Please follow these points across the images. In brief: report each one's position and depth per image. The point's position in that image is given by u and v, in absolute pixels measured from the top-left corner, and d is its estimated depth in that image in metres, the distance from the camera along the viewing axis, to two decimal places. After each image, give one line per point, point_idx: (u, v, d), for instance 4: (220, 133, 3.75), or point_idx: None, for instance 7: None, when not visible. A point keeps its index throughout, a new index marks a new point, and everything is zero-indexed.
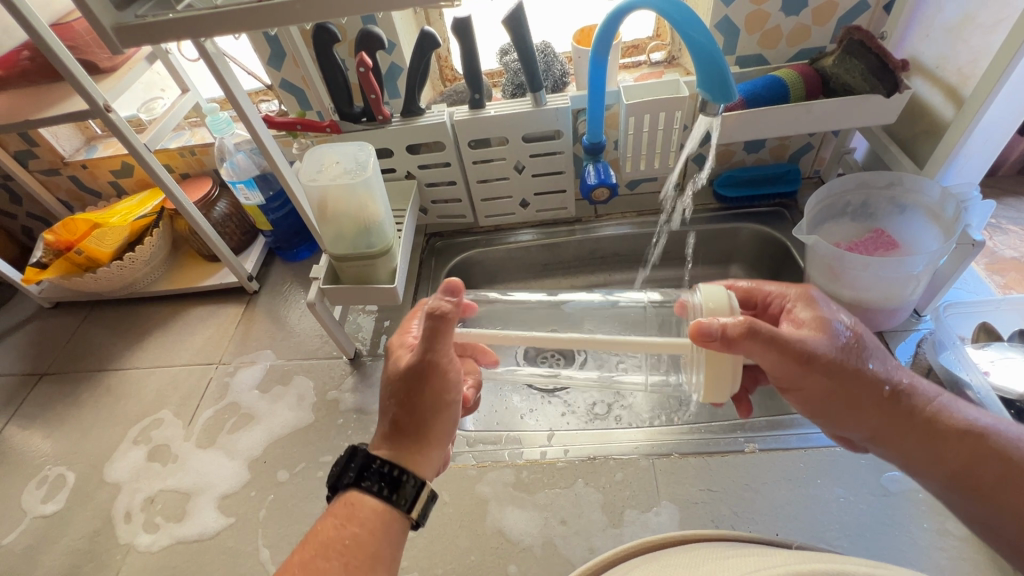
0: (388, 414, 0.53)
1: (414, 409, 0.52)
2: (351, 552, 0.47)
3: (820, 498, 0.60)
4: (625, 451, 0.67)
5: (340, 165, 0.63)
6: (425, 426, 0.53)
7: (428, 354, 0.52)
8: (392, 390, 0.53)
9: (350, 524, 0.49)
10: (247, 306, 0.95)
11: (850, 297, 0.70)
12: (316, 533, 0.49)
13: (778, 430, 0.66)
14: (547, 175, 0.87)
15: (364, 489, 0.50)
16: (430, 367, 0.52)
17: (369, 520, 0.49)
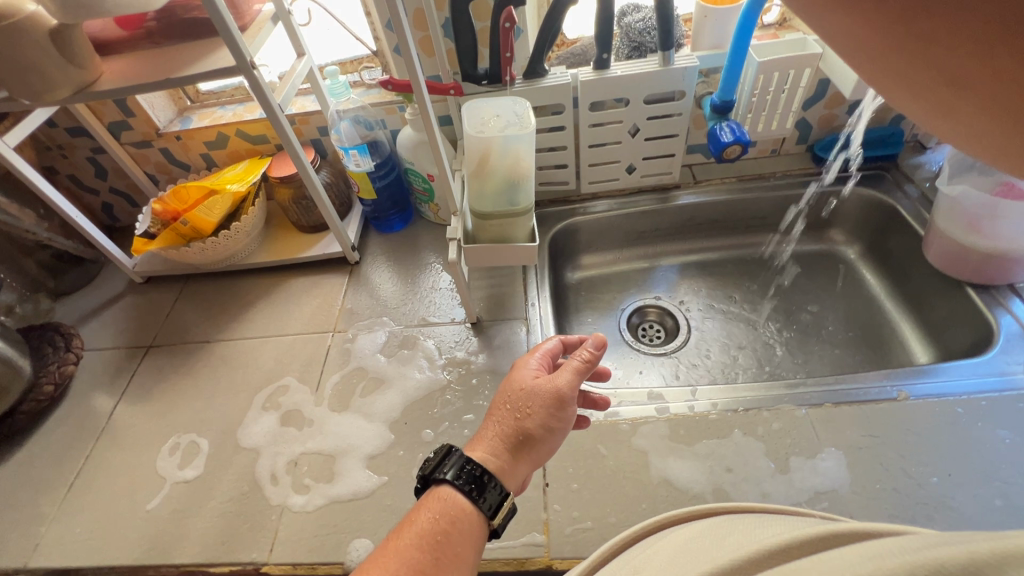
0: (500, 426, 0.55)
1: (533, 427, 0.55)
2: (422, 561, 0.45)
3: (985, 439, 0.61)
4: (775, 401, 0.68)
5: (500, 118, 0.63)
6: (535, 443, 0.55)
7: (561, 389, 0.56)
8: (515, 407, 0.56)
9: (427, 528, 0.48)
10: (352, 276, 0.95)
11: (988, 247, 0.71)
12: (393, 531, 0.48)
13: (925, 377, 0.68)
14: (659, 139, 0.88)
15: (451, 493, 0.50)
16: (556, 402, 0.56)
17: (449, 527, 0.48)
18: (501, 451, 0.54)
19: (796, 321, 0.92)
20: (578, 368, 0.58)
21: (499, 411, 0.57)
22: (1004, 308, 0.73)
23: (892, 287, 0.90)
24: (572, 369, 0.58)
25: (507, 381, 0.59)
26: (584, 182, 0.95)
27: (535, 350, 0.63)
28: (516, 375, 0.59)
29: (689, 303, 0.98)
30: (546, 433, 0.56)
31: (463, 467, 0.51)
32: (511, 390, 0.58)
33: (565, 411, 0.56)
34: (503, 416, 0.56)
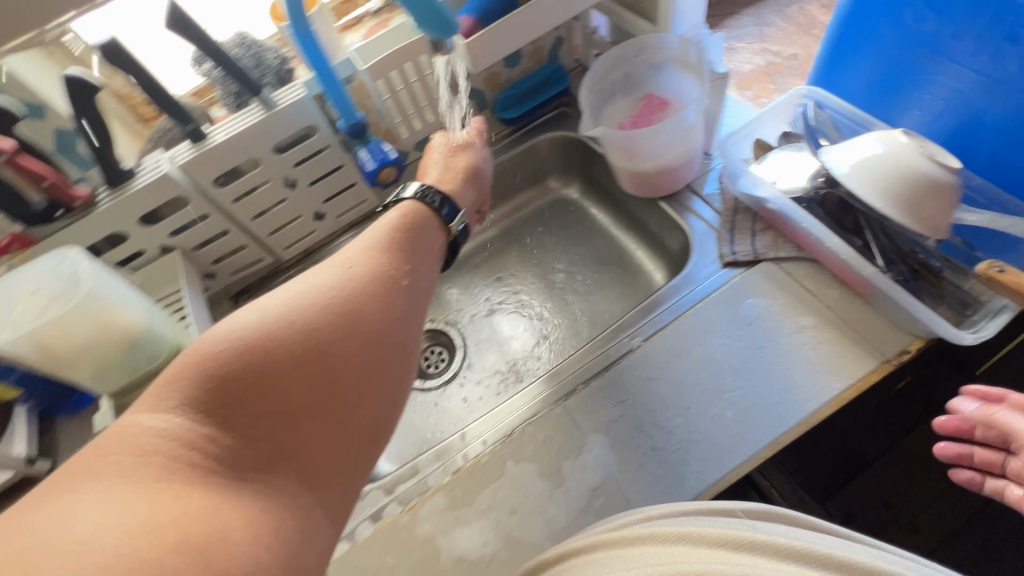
0: (368, 256, 0.47)
1: (401, 255, 0.49)
2: (343, 325, 0.42)
3: (707, 355, 0.64)
4: (538, 408, 0.65)
5: (43, 292, 0.50)
6: (404, 266, 0.48)
7: (418, 223, 0.52)
8: (385, 239, 0.49)
9: (312, 298, 0.42)
10: None
11: (654, 168, 0.73)
12: (325, 282, 0.44)
13: (650, 315, 0.69)
14: (325, 178, 0.76)
15: (341, 280, 0.44)
16: (419, 230, 0.52)
17: (359, 294, 0.44)
18: (382, 267, 0.46)
19: (555, 286, 0.93)
20: (412, 212, 0.53)
21: (352, 246, 0.48)
22: (692, 211, 0.77)
23: (616, 214, 0.93)
24: (409, 212, 0.53)
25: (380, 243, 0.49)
26: (280, 250, 0.81)
27: (400, 202, 0.54)
28: (373, 223, 0.51)
29: (459, 313, 0.94)
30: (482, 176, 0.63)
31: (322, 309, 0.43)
32: (394, 224, 0.51)
33: (424, 234, 0.52)
34: (364, 244, 0.48)
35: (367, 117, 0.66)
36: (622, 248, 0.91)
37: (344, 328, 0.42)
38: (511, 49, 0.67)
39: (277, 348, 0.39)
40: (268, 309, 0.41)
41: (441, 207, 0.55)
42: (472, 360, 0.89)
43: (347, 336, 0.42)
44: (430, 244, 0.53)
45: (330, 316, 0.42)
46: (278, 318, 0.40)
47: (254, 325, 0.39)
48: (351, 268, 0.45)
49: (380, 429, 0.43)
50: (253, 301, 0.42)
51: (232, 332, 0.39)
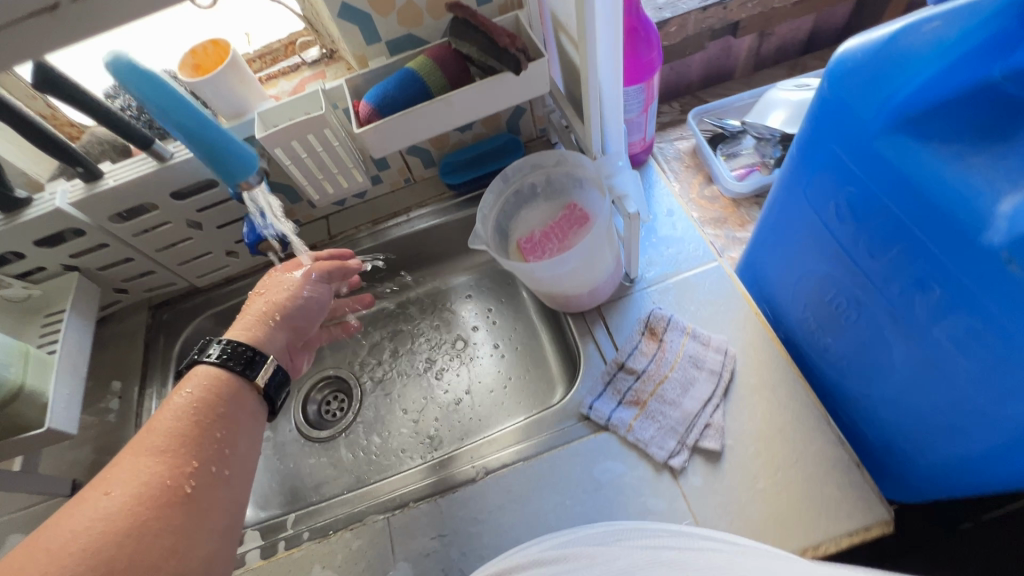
0: (144, 464, 0.46)
1: (188, 452, 0.48)
2: (111, 566, 0.40)
3: (540, 511, 0.60)
4: (364, 514, 0.64)
5: None
6: (191, 464, 0.48)
7: (215, 400, 0.53)
8: (168, 437, 0.48)
9: (79, 535, 0.41)
10: None
11: (551, 288, 0.67)
12: (107, 491, 0.44)
13: (506, 445, 0.66)
14: (234, 223, 0.76)
15: (108, 507, 0.43)
16: (218, 409, 0.53)
17: (124, 530, 0.42)
18: (156, 477, 0.46)
19: (464, 362, 0.90)
20: (207, 385, 0.54)
21: (122, 462, 0.46)
22: (593, 340, 0.71)
23: (539, 300, 0.88)
24: (203, 388, 0.53)
25: (173, 427, 0.49)
26: (193, 278, 0.83)
27: (195, 369, 0.55)
28: (160, 412, 0.51)
29: (369, 364, 0.93)
30: (305, 303, 0.65)
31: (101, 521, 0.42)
32: (180, 413, 0.51)
33: (223, 410, 0.53)
34: (140, 451, 0.47)
35: (256, 181, 0.65)
36: (538, 340, 0.87)
37: (116, 565, 0.40)
38: (416, 140, 0.63)
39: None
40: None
41: (242, 366, 0.56)
42: (368, 413, 0.88)
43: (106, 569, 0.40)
44: (233, 420, 0.54)
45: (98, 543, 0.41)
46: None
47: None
48: (115, 491, 0.44)
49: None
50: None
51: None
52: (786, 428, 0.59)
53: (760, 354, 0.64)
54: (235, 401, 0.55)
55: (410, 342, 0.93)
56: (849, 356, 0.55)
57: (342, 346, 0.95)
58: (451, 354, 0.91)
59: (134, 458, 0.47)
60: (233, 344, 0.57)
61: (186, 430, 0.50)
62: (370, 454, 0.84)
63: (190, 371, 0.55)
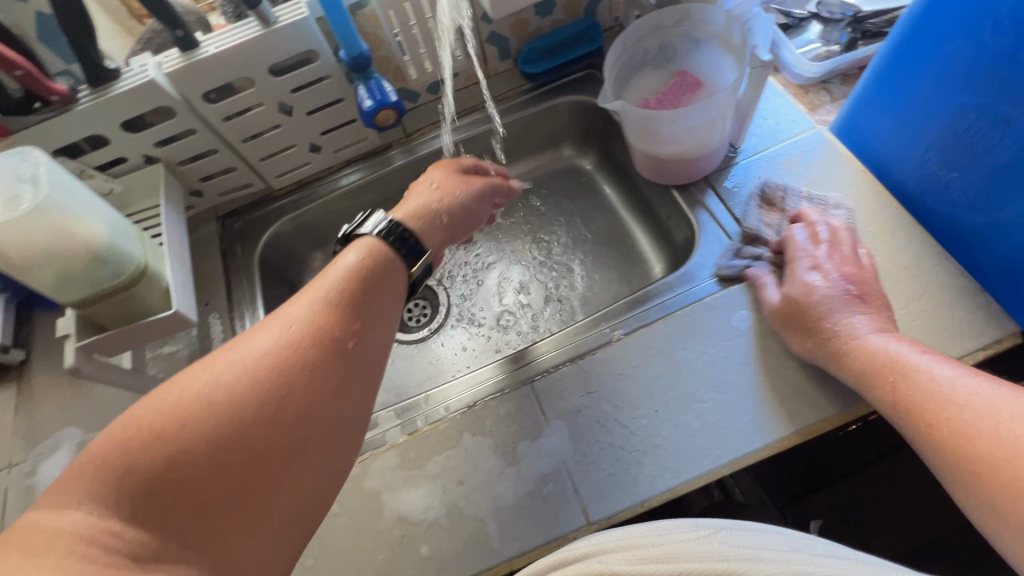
0: (313, 312, 0.45)
1: (351, 312, 0.47)
2: (279, 401, 0.40)
3: (684, 361, 0.62)
4: (504, 384, 0.64)
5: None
6: (353, 324, 0.46)
7: (375, 268, 0.50)
8: (337, 293, 0.47)
9: (249, 366, 0.40)
10: (21, 383, 0.74)
11: (671, 153, 0.68)
12: (272, 328, 0.43)
13: (637, 309, 0.67)
14: (323, 110, 0.72)
15: (276, 344, 0.42)
16: (380, 280, 0.50)
17: (287, 369, 0.41)
18: (325, 327, 0.44)
19: (550, 257, 0.89)
20: (373, 253, 0.51)
21: (293, 305, 0.46)
22: (703, 206, 0.72)
23: (624, 191, 0.88)
24: (368, 254, 0.51)
25: (336, 287, 0.47)
26: (272, 178, 0.78)
27: (362, 239, 0.52)
28: (331, 270, 0.49)
29: (448, 269, 0.91)
30: (469, 219, 0.63)
31: (265, 353, 0.41)
32: (349, 274, 0.49)
33: (384, 283, 0.51)
34: (314, 299, 0.46)
35: (369, 49, 0.62)
36: (626, 230, 0.87)
37: (283, 401, 0.40)
38: None
39: (205, 435, 0.37)
40: (196, 385, 0.39)
41: (402, 248, 0.54)
42: (458, 315, 0.87)
43: (271, 405, 0.39)
44: (391, 293, 0.51)
45: (263, 377, 0.40)
46: (220, 396, 0.38)
47: (184, 403, 0.38)
48: (293, 329, 0.43)
49: (311, 516, 0.41)
50: (184, 369, 0.40)
51: (167, 405, 0.37)
52: (911, 266, 0.63)
53: (875, 206, 0.67)
54: (391, 277, 0.52)
55: (489, 245, 0.92)
56: (970, 191, 0.59)
57: None
58: (534, 252, 0.90)
59: (298, 307, 0.45)
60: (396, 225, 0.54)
61: (347, 291, 0.48)
62: (467, 351, 0.84)
63: (354, 240, 0.53)
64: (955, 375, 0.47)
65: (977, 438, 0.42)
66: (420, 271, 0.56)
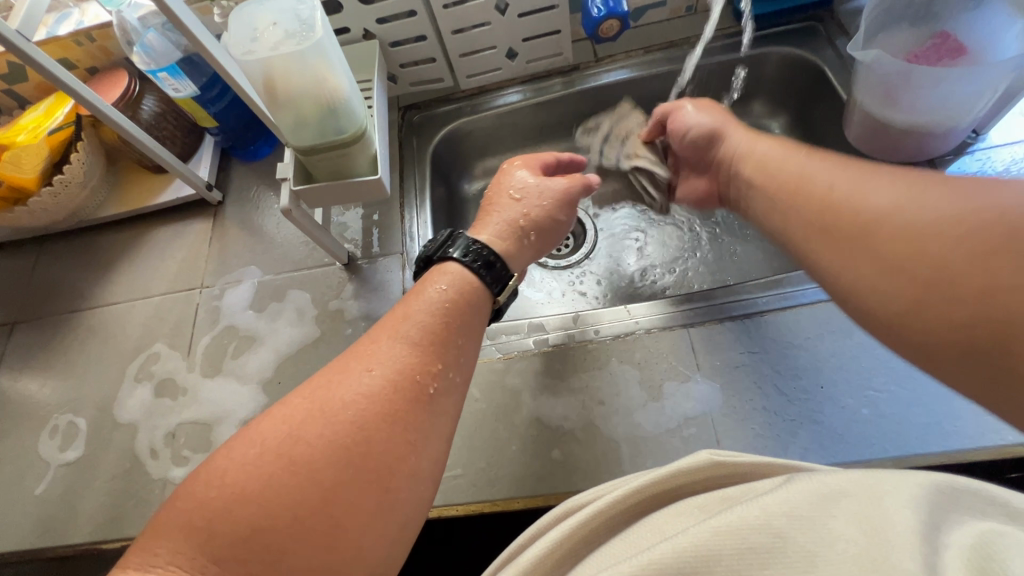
0: (398, 354, 0.45)
1: (435, 353, 0.47)
2: (355, 453, 0.40)
3: (866, 345, 0.58)
4: (660, 323, 0.64)
5: (280, 28, 0.50)
6: (435, 367, 0.46)
7: (463, 302, 0.51)
8: (422, 330, 0.47)
9: (340, 411, 0.41)
10: (215, 220, 0.84)
11: (904, 123, 0.61)
12: (354, 365, 0.45)
13: (818, 280, 0.62)
14: (534, 13, 0.71)
15: (365, 389, 0.43)
16: (466, 313, 0.51)
17: (368, 418, 0.41)
18: (408, 369, 0.45)
19: (711, 214, 0.85)
20: (461, 284, 0.52)
21: (381, 344, 0.46)
22: None
23: None
24: (455, 288, 0.52)
25: (419, 324, 0.48)
26: (462, 77, 0.80)
27: (446, 265, 0.54)
28: (418, 300, 0.50)
29: (600, 205, 0.90)
30: (556, 229, 0.63)
31: (351, 398, 0.42)
32: (434, 308, 0.49)
33: (470, 318, 0.51)
34: (396, 339, 0.46)
35: None
36: None
37: (359, 454, 0.40)
38: None
39: (289, 493, 0.37)
40: (279, 437, 0.40)
41: (488, 272, 0.54)
42: (599, 250, 0.87)
43: (353, 456, 0.40)
44: (471, 323, 0.51)
45: (346, 426, 0.40)
46: (303, 452, 0.39)
47: (268, 457, 0.39)
48: (374, 375, 0.44)
49: (380, 575, 0.40)
50: (258, 421, 0.42)
51: (247, 464, 0.38)
52: None
53: None
54: (477, 318, 0.52)
55: (646, 189, 0.90)
56: None
57: None
58: (694, 206, 0.87)
59: (381, 348, 0.46)
60: (475, 245, 0.55)
61: (430, 331, 0.48)
62: (604, 287, 0.83)
63: (439, 266, 0.54)
64: (882, 188, 0.45)
65: (880, 293, 0.42)
66: (507, 298, 0.58)
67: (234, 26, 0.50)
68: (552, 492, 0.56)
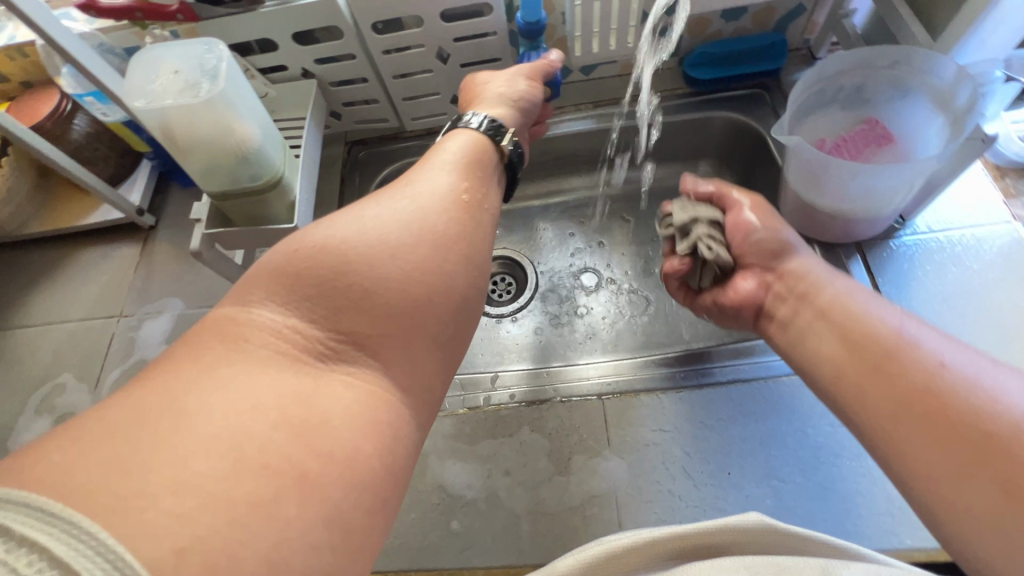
0: (444, 178, 0.46)
1: (476, 173, 0.49)
2: (423, 266, 0.40)
3: (776, 432, 0.57)
4: (576, 392, 0.62)
5: (181, 76, 0.49)
6: (478, 186, 0.48)
7: (486, 146, 0.52)
8: (463, 158, 0.49)
9: (401, 211, 0.42)
10: (144, 244, 0.81)
11: (829, 207, 0.61)
12: (391, 185, 0.45)
13: (736, 359, 0.62)
14: (478, 65, 0.70)
15: (415, 207, 0.42)
16: (489, 154, 0.52)
17: (420, 234, 0.41)
18: (456, 185, 0.46)
19: (653, 272, 0.85)
20: (478, 139, 0.52)
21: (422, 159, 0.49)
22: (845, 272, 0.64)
23: None
24: (478, 140, 0.52)
25: (451, 166, 0.48)
26: (407, 120, 0.79)
27: (461, 131, 0.52)
28: (441, 148, 0.51)
29: (545, 252, 0.89)
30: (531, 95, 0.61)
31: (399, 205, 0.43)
32: (465, 153, 0.50)
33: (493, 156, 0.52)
34: (440, 166, 0.48)
35: (546, 18, 0.59)
36: None
37: (432, 280, 0.40)
38: None
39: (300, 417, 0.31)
40: (339, 233, 0.38)
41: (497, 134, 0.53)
42: (540, 299, 0.85)
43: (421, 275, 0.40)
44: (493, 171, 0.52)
45: (405, 223, 0.41)
46: (369, 289, 0.37)
47: (339, 273, 0.37)
48: (426, 189, 0.45)
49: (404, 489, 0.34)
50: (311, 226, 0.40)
51: (320, 259, 0.37)
52: None
53: None
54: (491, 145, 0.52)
55: (593, 239, 0.89)
56: None
57: (519, 225, 0.91)
58: (638, 261, 0.86)
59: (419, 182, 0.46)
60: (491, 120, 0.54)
61: (465, 163, 0.49)
62: (539, 339, 0.81)
63: (453, 129, 0.53)
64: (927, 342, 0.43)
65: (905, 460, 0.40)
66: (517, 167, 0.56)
67: (133, 73, 0.49)
68: (446, 568, 0.54)
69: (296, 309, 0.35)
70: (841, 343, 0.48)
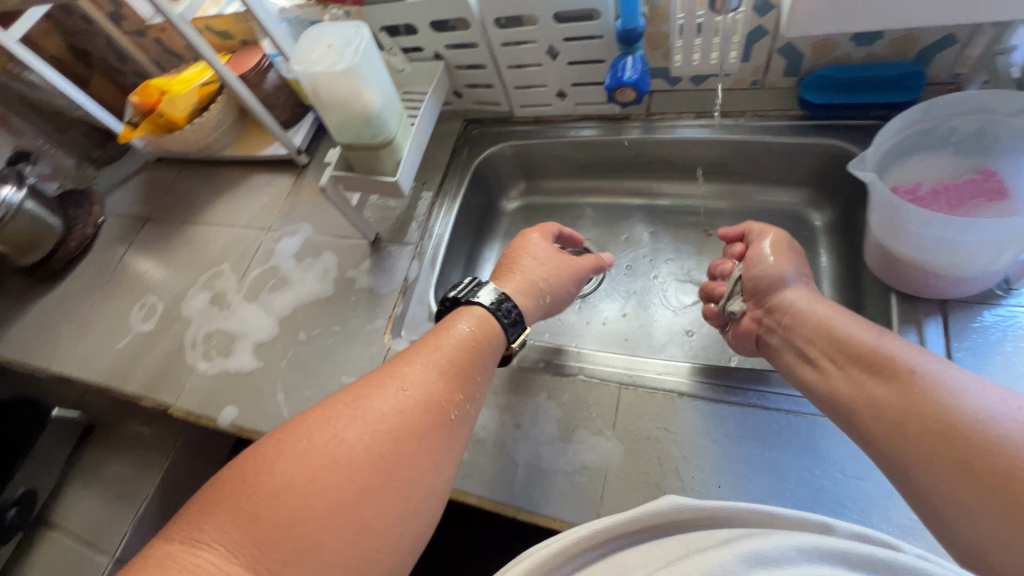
0: (430, 377, 0.50)
1: (463, 378, 0.53)
2: (387, 450, 0.43)
3: (781, 463, 0.56)
4: (598, 375, 0.67)
5: (333, 49, 0.63)
6: (461, 392, 0.52)
7: (484, 342, 0.57)
8: (454, 357, 0.53)
9: (374, 414, 0.45)
10: (297, 178, 1.02)
11: (909, 255, 0.57)
12: (375, 381, 0.49)
13: (765, 385, 0.61)
14: (584, 64, 0.76)
15: (395, 403, 0.47)
16: (485, 351, 0.57)
17: (392, 426, 0.45)
18: (438, 389, 0.50)
19: None
20: (481, 333, 0.57)
21: (409, 353, 0.53)
22: (918, 327, 0.60)
23: (843, 267, 0.77)
24: (479, 330, 0.57)
25: (443, 359, 0.52)
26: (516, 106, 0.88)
27: (474, 308, 0.60)
28: (446, 336, 0.56)
29: (619, 249, 0.93)
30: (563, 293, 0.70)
31: (384, 404, 0.46)
32: (465, 343, 0.55)
33: (487, 354, 0.57)
34: (429, 364, 0.51)
35: (644, 26, 0.65)
36: None
37: (392, 451, 0.44)
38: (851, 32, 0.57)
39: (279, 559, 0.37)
40: (320, 442, 0.42)
41: (509, 325, 0.60)
42: (602, 290, 0.90)
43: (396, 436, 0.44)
44: (483, 363, 0.56)
45: (382, 428, 0.44)
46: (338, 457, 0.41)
47: (315, 464, 0.41)
48: (408, 392, 0.48)
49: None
50: (271, 439, 0.43)
51: (284, 486, 0.39)
52: None
53: None
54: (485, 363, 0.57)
55: (670, 246, 0.90)
56: None
57: (600, 218, 0.96)
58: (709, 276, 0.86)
59: (404, 382, 0.49)
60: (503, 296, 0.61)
61: (462, 366, 0.53)
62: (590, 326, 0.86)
63: (466, 307, 0.60)
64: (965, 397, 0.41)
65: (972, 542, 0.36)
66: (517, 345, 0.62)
67: (300, 42, 0.64)
68: None
69: (242, 552, 0.36)
70: (892, 399, 0.45)
